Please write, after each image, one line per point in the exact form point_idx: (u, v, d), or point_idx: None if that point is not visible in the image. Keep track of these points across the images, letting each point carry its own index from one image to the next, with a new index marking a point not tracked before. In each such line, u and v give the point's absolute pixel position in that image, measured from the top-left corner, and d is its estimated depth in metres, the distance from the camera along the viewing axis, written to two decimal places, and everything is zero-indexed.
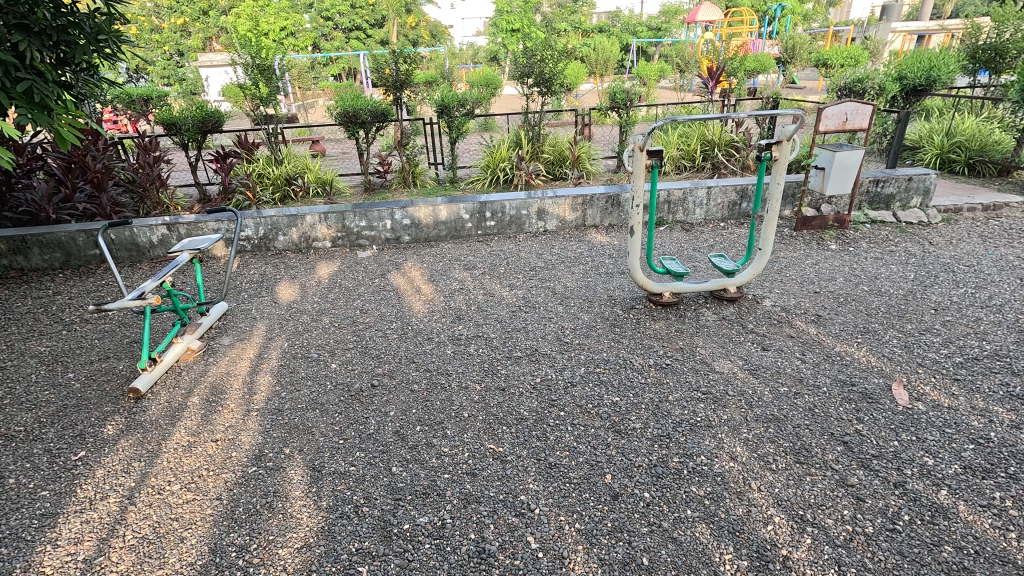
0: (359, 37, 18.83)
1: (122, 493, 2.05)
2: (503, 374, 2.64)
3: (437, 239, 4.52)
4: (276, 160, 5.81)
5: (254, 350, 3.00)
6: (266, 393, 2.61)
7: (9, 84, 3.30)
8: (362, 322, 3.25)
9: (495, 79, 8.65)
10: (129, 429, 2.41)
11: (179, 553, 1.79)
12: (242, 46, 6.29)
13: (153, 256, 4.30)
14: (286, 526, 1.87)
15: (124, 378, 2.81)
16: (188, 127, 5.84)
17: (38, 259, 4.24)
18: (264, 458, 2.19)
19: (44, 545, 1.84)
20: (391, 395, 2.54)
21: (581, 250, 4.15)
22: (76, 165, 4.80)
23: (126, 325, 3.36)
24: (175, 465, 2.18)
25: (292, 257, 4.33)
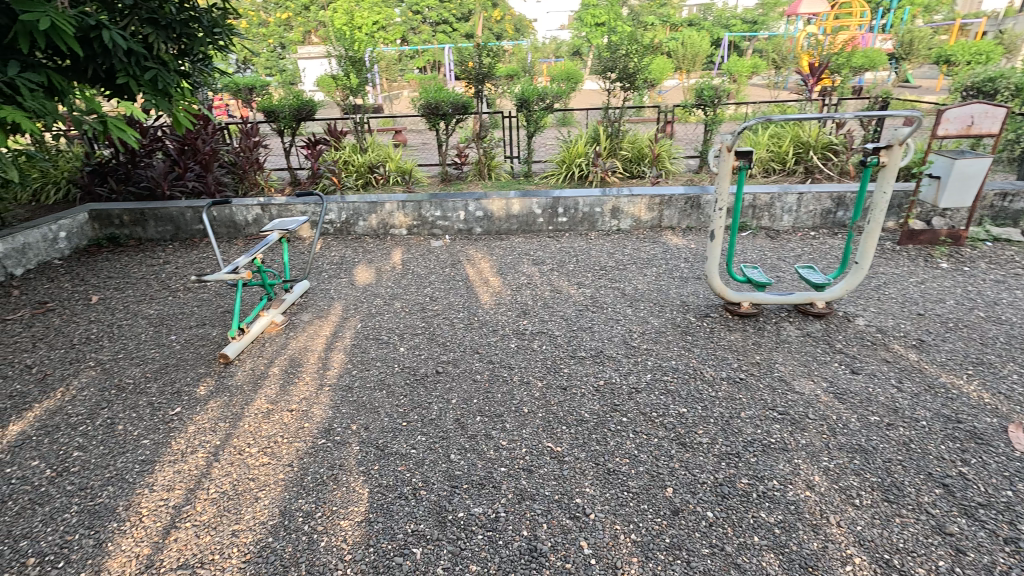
0: (445, 30, 19.32)
1: (209, 449, 2.25)
2: (566, 373, 2.61)
3: (508, 233, 4.54)
4: (361, 148, 6.09)
5: (331, 328, 3.17)
6: (339, 370, 2.75)
7: (140, 73, 3.69)
8: (431, 310, 3.33)
9: (577, 74, 8.57)
10: (218, 392, 2.62)
11: (253, 512, 1.92)
12: (337, 39, 6.64)
13: (248, 234, 4.65)
14: (349, 498, 1.96)
15: (217, 344, 3.06)
16: (285, 115, 6.26)
17: (153, 231, 4.73)
18: (334, 432, 2.30)
19: (142, 488, 2.05)
20: (454, 383, 2.59)
21: (654, 252, 4.01)
22: (189, 147, 5.30)
23: (221, 296, 3.67)
24: (255, 430, 2.35)
25: (370, 242, 4.51)
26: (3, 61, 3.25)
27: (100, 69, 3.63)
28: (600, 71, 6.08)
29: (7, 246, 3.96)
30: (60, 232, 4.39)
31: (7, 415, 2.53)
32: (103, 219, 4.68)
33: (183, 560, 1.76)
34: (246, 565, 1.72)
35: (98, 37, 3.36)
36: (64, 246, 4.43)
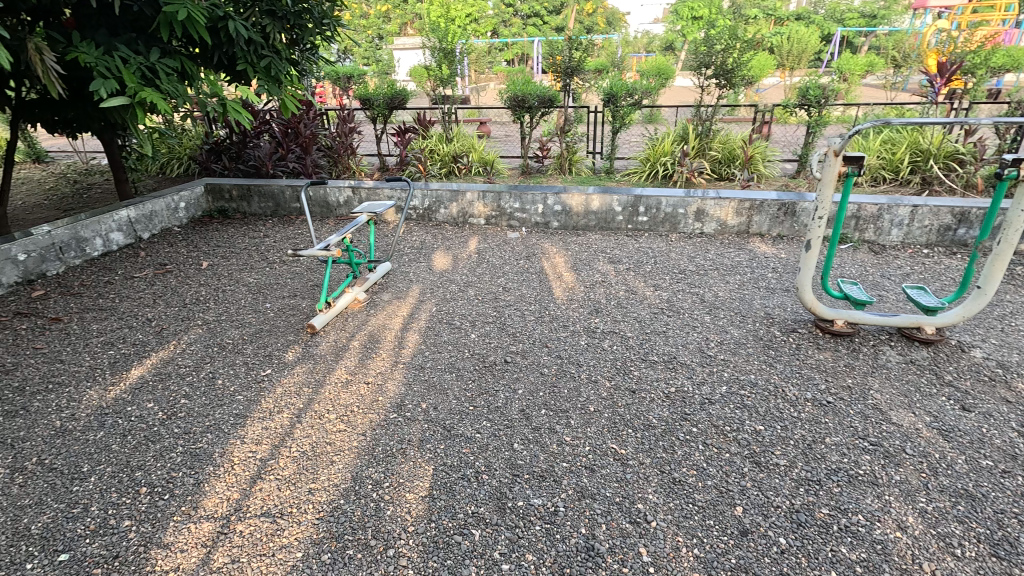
0: (536, 23, 19.42)
1: (294, 410, 2.43)
2: (636, 375, 2.55)
3: (586, 229, 4.49)
4: (447, 138, 6.27)
5: (408, 309, 3.31)
6: (413, 350, 2.87)
7: (256, 60, 4.02)
8: (503, 300, 3.38)
9: (668, 69, 8.26)
10: (304, 359, 2.83)
11: (328, 474, 2.06)
12: (432, 31, 6.85)
13: (339, 214, 4.95)
14: (416, 473, 2.04)
15: (305, 315, 3.29)
16: (379, 103, 6.56)
17: (257, 206, 5.16)
18: (405, 408, 2.41)
19: (236, 439, 2.26)
20: (521, 374, 2.61)
21: (739, 259, 3.80)
22: (292, 131, 5.71)
23: (311, 271, 3.93)
24: (334, 397, 2.51)
25: (449, 229, 4.64)
26: (147, 48, 3.67)
27: (224, 57, 4.00)
28: (695, 66, 5.83)
29: (138, 212, 4.48)
30: (180, 202, 4.90)
31: (130, 360, 2.87)
32: (216, 193, 5.17)
33: (266, 508, 1.92)
34: (319, 522, 1.85)
35: (224, 27, 3.69)
36: (183, 216, 4.95)
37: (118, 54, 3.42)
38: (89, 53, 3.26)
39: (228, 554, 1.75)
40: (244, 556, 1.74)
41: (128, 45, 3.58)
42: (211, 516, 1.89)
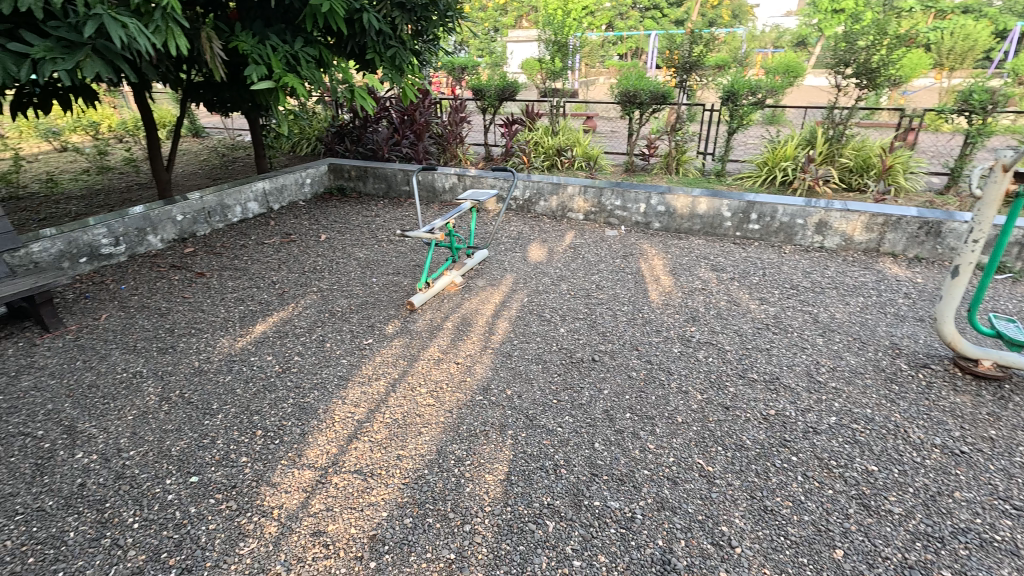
0: (654, 16, 18.71)
1: (389, 379, 2.60)
2: (731, 392, 2.40)
3: (689, 232, 4.29)
4: (553, 131, 6.28)
5: (500, 297, 3.39)
6: (502, 337, 2.94)
7: (384, 50, 4.33)
8: (595, 298, 3.34)
9: (799, 66, 7.59)
10: (401, 333, 3.00)
11: (415, 444, 2.18)
12: (546, 24, 6.87)
13: (443, 199, 5.16)
14: (496, 456, 2.09)
15: (405, 292, 3.49)
16: (490, 94, 6.72)
17: (371, 187, 5.53)
18: (490, 392, 2.48)
19: (338, 398, 2.47)
20: (608, 374, 2.57)
21: (864, 280, 3.43)
22: (408, 118, 6.04)
23: (414, 251, 4.15)
24: (426, 372, 2.64)
25: (547, 222, 4.66)
26: (293, 38, 4.06)
27: (356, 46, 4.34)
28: (832, 64, 5.29)
29: (271, 185, 5.00)
30: (307, 178, 5.39)
31: (256, 316, 3.24)
32: (337, 172, 5.62)
33: (359, 465, 2.08)
34: (405, 487, 1.97)
35: (359, 19, 3.99)
36: (308, 191, 5.44)
37: (270, 43, 3.82)
38: (247, 41, 3.67)
39: (324, 502, 1.92)
40: (337, 506, 1.90)
41: (278, 35, 3.98)
42: (313, 465, 2.08)
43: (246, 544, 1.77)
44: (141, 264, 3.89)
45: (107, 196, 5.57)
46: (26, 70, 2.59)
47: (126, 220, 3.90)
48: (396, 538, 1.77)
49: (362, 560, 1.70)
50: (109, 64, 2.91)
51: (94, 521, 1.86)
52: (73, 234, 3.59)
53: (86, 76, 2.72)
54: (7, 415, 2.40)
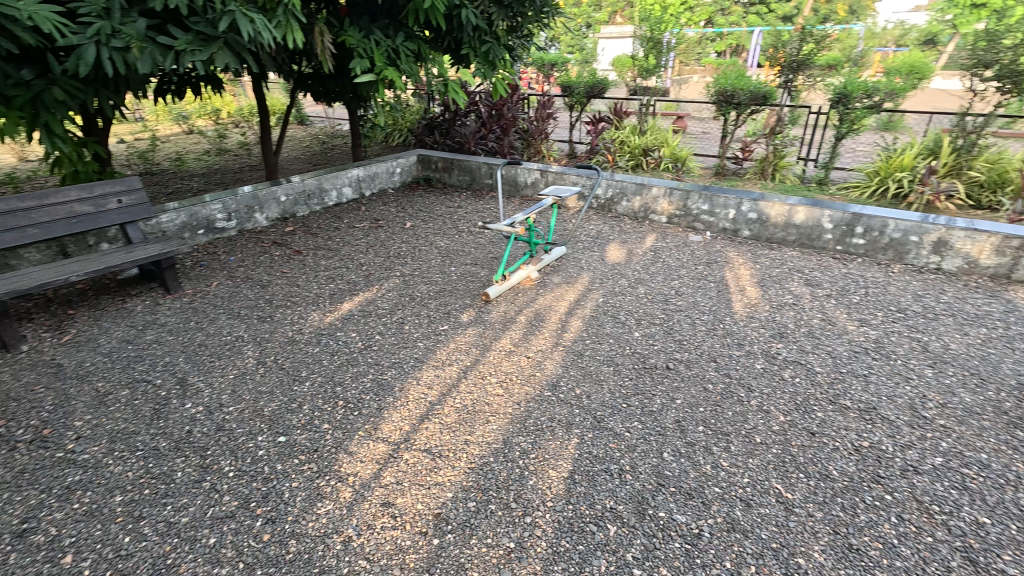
0: (760, 11, 17.58)
1: (461, 365, 2.68)
2: (818, 417, 2.23)
3: (782, 243, 4.02)
4: (641, 130, 6.13)
5: (575, 295, 3.36)
6: (575, 335, 2.92)
7: (479, 45, 4.45)
8: (674, 304, 3.22)
9: (926, 67, 6.82)
10: (476, 322, 3.07)
11: (482, 431, 2.23)
12: (642, 20, 6.69)
13: (524, 194, 5.20)
14: (561, 453, 2.10)
15: (482, 283, 3.56)
16: (579, 91, 6.67)
17: (456, 178, 5.69)
18: (559, 389, 2.48)
19: (412, 379, 2.58)
20: (682, 384, 2.48)
21: (988, 309, 3.04)
22: (496, 113, 6.15)
23: (493, 244, 4.23)
24: (497, 363, 2.69)
25: (628, 222, 4.56)
26: (395, 33, 4.26)
27: (452, 41, 4.48)
28: (969, 65, 4.71)
29: (364, 172, 5.29)
30: (397, 168, 5.65)
31: (344, 295, 3.45)
32: (425, 163, 5.84)
33: (429, 445, 2.17)
34: (470, 471, 2.03)
35: (458, 14, 4.12)
36: (397, 180, 5.70)
37: (374, 37, 4.03)
38: (354, 36, 3.90)
39: (394, 475, 2.02)
40: (406, 481, 1.99)
41: (382, 30, 4.19)
42: (386, 440, 2.19)
43: (323, 505, 1.90)
44: (248, 239, 4.27)
45: (224, 175, 6.17)
46: (170, 60, 2.93)
47: (238, 198, 4.30)
48: (459, 519, 1.83)
49: (426, 536, 1.78)
50: (236, 56, 3.23)
51: (198, 465, 2.09)
52: (195, 208, 4.02)
53: (217, 67, 3.05)
54: (134, 363, 2.74)
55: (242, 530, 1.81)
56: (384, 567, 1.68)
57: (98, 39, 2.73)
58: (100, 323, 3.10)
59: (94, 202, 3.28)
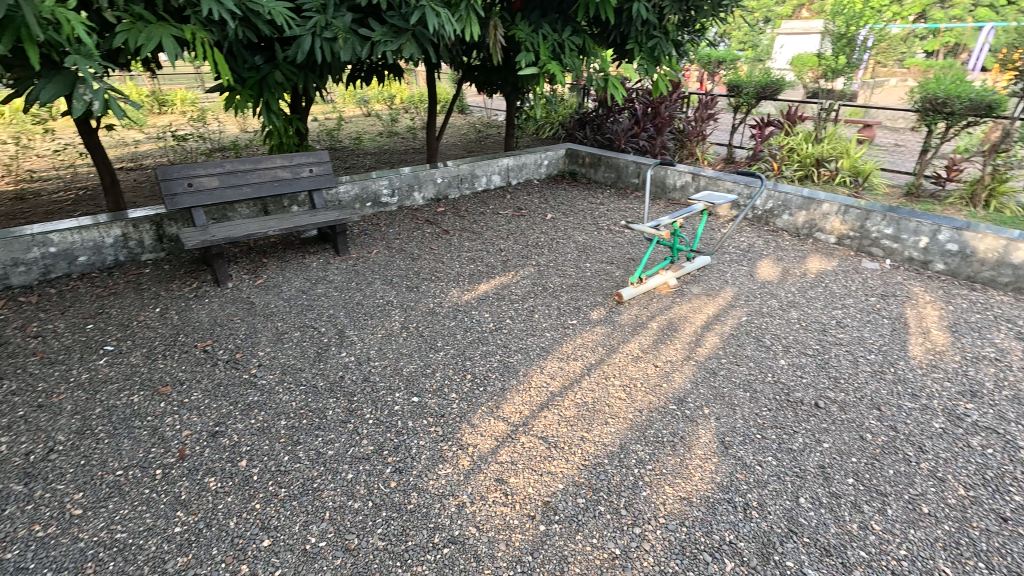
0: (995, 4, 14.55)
1: (586, 362, 2.67)
2: (1014, 502, 1.83)
3: (989, 284, 3.33)
4: (816, 138, 5.48)
5: (715, 309, 3.15)
6: (710, 351, 2.74)
7: (646, 40, 4.34)
8: (833, 336, 2.86)
9: None
10: (605, 321, 3.03)
11: (599, 431, 2.21)
12: (836, 14, 5.94)
13: (671, 197, 4.98)
14: (680, 471, 1.99)
15: (616, 283, 3.50)
16: (748, 91, 6.15)
17: (601, 175, 5.64)
18: (686, 404, 2.35)
19: (537, 367, 2.63)
20: (832, 427, 2.19)
21: None
22: (652, 111, 5.96)
23: (632, 245, 4.12)
24: (622, 366, 2.63)
25: (786, 238, 4.14)
26: (563, 26, 4.32)
27: (618, 36, 4.43)
28: None
29: (513, 162, 5.48)
30: (545, 160, 5.76)
31: (482, 276, 3.64)
32: (572, 157, 5.87)
33: (545, 433, 2.21)
34: (583, 468, 2.03)
35: (629, 9, 4.06)
36: (544, 171, 5.81)
37: (542, 31, 4.13)
38: (524, 30, 4.02)
39: (510, 455, 2.10)
40: (520, 463, 2.05)
41: (550, 24, 4.28)
42: (507, 420, 2.28)
43: (444, 467, 2.05)
44: (406, 214, 4.70)
45: (391, 155, 6.85)
46: (366, 50, 3.32)
47: (401, 177, 4.74)
48: (568, 512, 1.84)
49: (533, 520, 1.82)
50: (420, 47, 3.55)
51: (345, 407, 2.38)
52: (366, 182, 4.52)
53: (403, 57, 3.39)
54: (305, 310, 3.19)
55: (374, 472, 2.02)
56: (491, 539, 1.76)
57: (314, 31, 3.18)
58: (284, 273, 3.66)
59: (292, 169, 3.86)
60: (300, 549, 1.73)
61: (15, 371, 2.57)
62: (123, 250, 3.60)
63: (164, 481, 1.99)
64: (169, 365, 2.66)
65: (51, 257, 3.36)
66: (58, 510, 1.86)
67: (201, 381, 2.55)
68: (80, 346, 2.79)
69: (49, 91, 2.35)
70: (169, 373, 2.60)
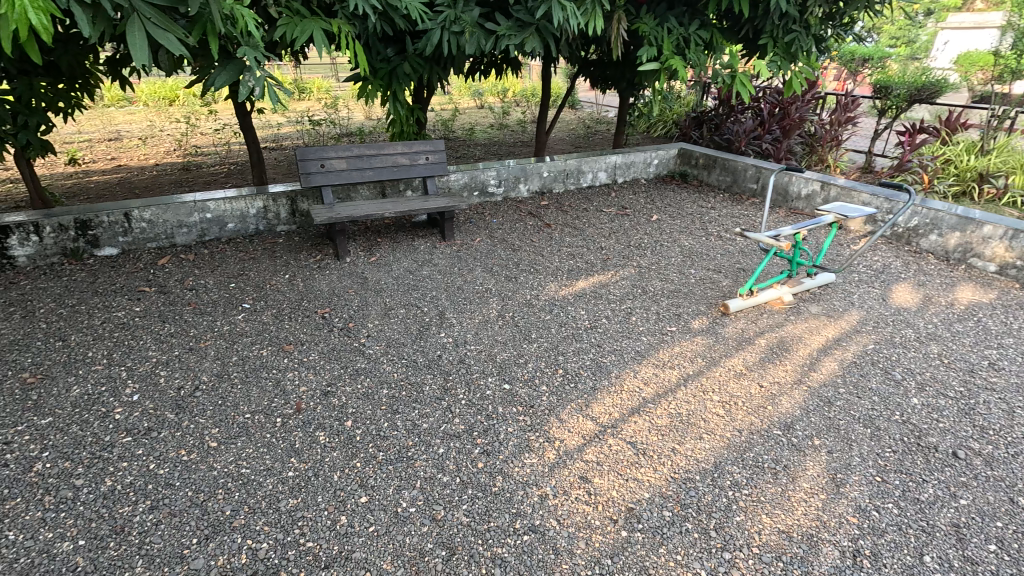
0: None
1: (683, 372, 2.56)
2: None
3: None
4: (981, 149, 4.75)
5: (836, 332, 2.86)
6: (826, 378, 2.49)
7: (782, 35, 4.02)
8: (982, 378, 2.47)
9: None
10: (707, 332, 2.88)
11: (692, 445, 2.11)
12: None
13: (793, 207, 4.59)
14: (781, 502, 1.85)
15: (722, 293, 3.30)
16: (899, 93, 5.47)
17: (715, 178, 5.33)
18: (793, 432, 2.17)
19: (630, 371, 2.57)
20: (972, 482, 1.91)
21: None
22: (780, 112, 5.52)
23: (744, 254, 3.86)
24: (723, 381, 2.49)
25: (931, 262, 3.64)
26: (690, 20, 4.13)
27: (751, 30, 4.14)
28: None
29: (621, 159, 5.36)
30: (655, 159, 5.56)
31: (581, 273, 3.61)
32: (685, 158, 5.61)
33: (634, 438, 2.15)
34: (672, 480, 1.95)
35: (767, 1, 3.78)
36: (653, 171, 5.62)
37: (668, 25, 3.98)
38: (649, 23, 3.90)
39: (596, 455, 2.08)
40: (606, 465, 2.03)
41: (676, 17, 4.11)
42: (595, 420, 2.26)
43: (529, 457, 2.08)
44: (510, 206, 4.80)
45: (500, 147, 7.01)
46: (490, 43, 3.43)
47: (509, 168, 4.84)
48: (652, 523, 1.79)
49: (615, 524, 1.79)
50: (541, 41, 3.59)
51: (441, 384, 2.50)
52: (475, 172, 4.67)
53: (525, 50, 3.45)
54: (411, 289, 3.39)
55: (463, 451, 2.11)
56: (570, 535, 1.76)
57: (444, 25, 3.33)
58: (395, 253, 3.90)
59: (410, 156, 4.10)
60: (392, 511, 1.85)
61: (175, 317, 3.01)
62: (262, 220, 4.05)
63: (282, 429, 2.23)
64: (293, 327, 2.96)
65: (207, 222, 3.87)
66: (199, 440, 2.15)
67: (318, 344, 2.81)
68: (224, 301, 3.19)
69: (223, 78, 2.71)
70: (292, 334, 2.90)
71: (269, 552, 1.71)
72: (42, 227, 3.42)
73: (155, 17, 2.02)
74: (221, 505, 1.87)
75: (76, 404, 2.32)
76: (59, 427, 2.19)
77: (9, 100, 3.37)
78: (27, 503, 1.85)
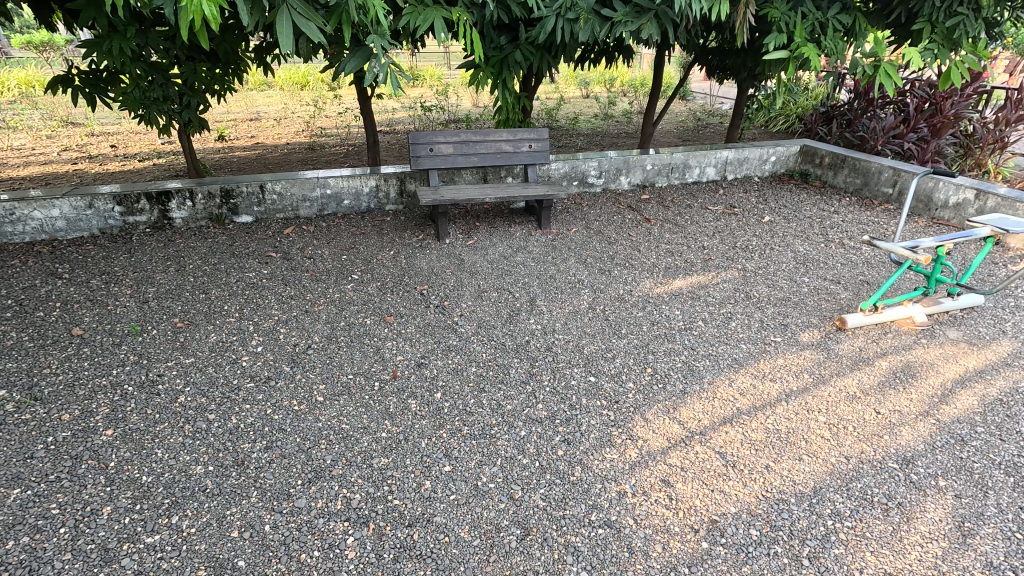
0: None
1: (785, 387, 2.37)
2: None
3: None
4: None
5: (978, 362, 2.49)
6: (960, 413, 2.18)
7: (943, 19, 3.52)
8: None
9: None
10: (818, 347, 2.64)
11: (790, 465, 1.96)
12: None
13: (936, 216, 4.04)
14: (889, 541, 1.68)
15: (839, 307, 2.99)
16: None
17: (842, 179, 4.84)
18: (912, 468, 1.93)
19: (726, 378, 2.44)
20: None
21: None
22: (930, 107, 4.85)
23: (870, 265, 3.46)
24: (832, 402, 2.27)
25: None
26: (829, 4, 3.74)
27: (903, 13, 3.67)
28: None
29: (733, 155, 5.02)
30: (772, 156, 5.15)
31: (679, 272, 3.47)
32: (807, 156, 5.14)
33: (724, 449, 2.05)
34: (763, 498, 1.83)
35: None
36: (768, 169, 5.21)
37: (802, 10, 3.65)
38: (780, 7, 3.58)
39: (680, 460, 2.00)
40: (691, 472, 1.95)
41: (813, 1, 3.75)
42: (683, 424, 2.17)
43: (610, 452, 2.05)
44: (609, 198, 4.70)
45: (603, 138, 6.88)
46: (605, 30, 3.37)
47: (612, 160, 4.73)
48: (737, 539, 1.70)
49: (696, 534, 1.72)
50: (659, 27, 3.47)
51: (527, 369, 2.54)
52: (577, 162, 4.63)
53: (641, 37, 3.36)
54: (505, 274, 3.46)
55: (544, 436, 2.13)
56: (647, 536, 1.72)
57: (559, 12, 3.30)
58: (492, 237, 4.00)
59: (513, 143, 4.15)
60: (472, 483, 1.93)
61: (295, 281, 3.34)
62: (374, 199, 4.34)
63: (380, 392, 2.40)
64: (394, 300, 3.16)
65: (327, 197, 4.22)
66: (309, 393, 2.38)
67: (416, 318, 2.97)
68: (336, 271, 3.48)
69: (353, 63, 2.92)
70: (393, 306, 3.09)
71: (361, 503, 1.86)
72: (195, 194, 3.93)
73: (300, 8, 2.24)
74: (323, 453, 2.06)
75: (212, 349, 2.67)
76: (199, 366, 2.54)
77: (179, 82, 3.90)
78: (172, 429, 2.17)
